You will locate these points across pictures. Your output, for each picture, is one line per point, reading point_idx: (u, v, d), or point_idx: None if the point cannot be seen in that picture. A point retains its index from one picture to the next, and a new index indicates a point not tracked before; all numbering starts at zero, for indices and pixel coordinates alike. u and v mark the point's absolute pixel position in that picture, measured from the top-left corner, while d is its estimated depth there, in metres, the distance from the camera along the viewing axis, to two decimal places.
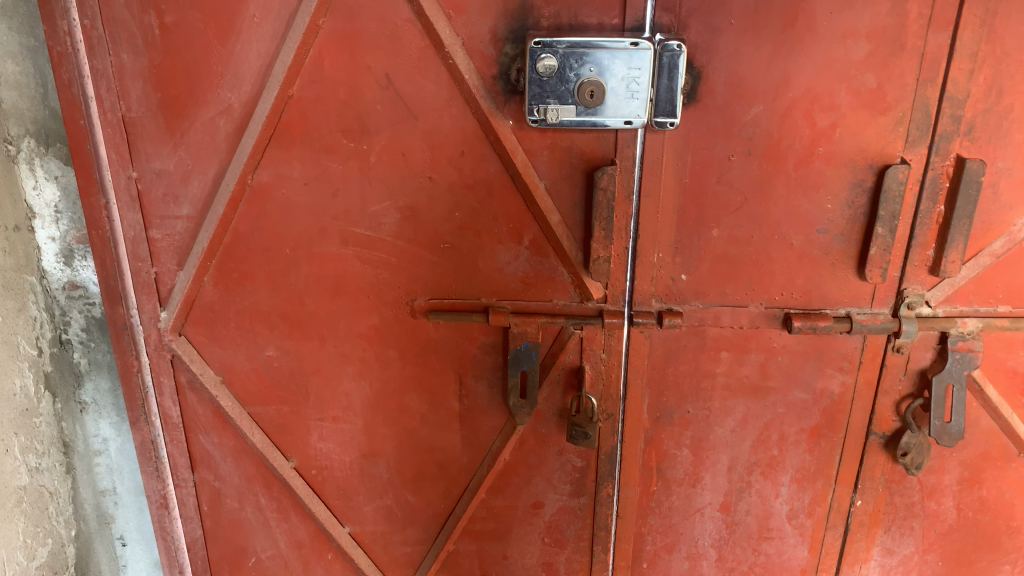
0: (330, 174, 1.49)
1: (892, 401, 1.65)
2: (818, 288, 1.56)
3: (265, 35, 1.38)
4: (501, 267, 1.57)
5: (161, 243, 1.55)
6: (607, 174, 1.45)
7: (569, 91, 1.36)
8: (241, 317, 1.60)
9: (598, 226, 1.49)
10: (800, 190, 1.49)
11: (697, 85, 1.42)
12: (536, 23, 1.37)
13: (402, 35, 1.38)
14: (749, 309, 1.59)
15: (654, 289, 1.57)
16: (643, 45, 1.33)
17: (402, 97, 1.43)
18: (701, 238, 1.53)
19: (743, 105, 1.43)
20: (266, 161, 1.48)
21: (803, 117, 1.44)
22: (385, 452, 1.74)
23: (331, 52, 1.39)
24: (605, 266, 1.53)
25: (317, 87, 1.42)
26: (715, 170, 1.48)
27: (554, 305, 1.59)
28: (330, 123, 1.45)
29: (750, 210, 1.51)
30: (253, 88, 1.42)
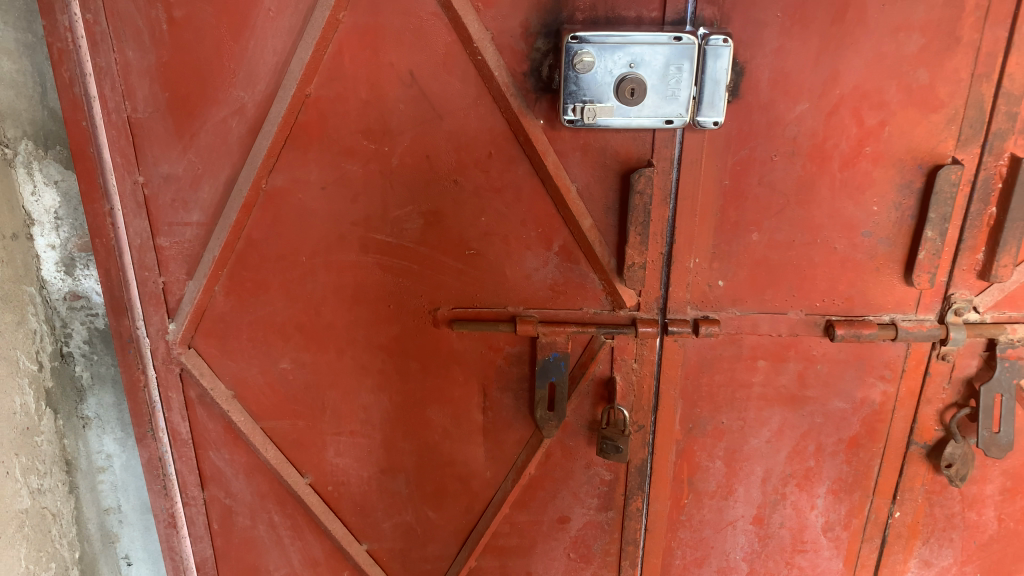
0: (350, 178, 1.41)
1: (935, 410, 1.59)
2: (861, 293, 1.50)
3: (281, 30, 1.30)
4: (529, 274, 1.49)
5: (168, 251, 1.45)
6: (645, 176, 1.36)
7: (607, 89, 1.28)
8: (254, 329, 1.52)
9: (634, 231, 1.40)
10: (845, 192, 1.42)
11: (739, 82, 1.34)
12: (570, 16, 1.29)
13: (428, 29, 1.30)
14: (789, 316, 1.52)
15: (689, 295, 1.50)
16: (686, 40, 1.24)
17: (427, 96, 1.35)
18: (740, 243, 1.46)
19: (788, 103, 1.35)
20: (282, 164, 1.39)
21: (851, 115, 1.36)
22: (405, 467, 1.66)
23: (352, 48, 1.31)
24: (639, 274, 1.44)
25: (336, 86, 1.34)
26: (756, 171, 1.40)
27: (584, 314, 1.52)
28: (350, 124, 1.37)
29: (792, 213, 1.44)
30: (268, 86, 1.34)
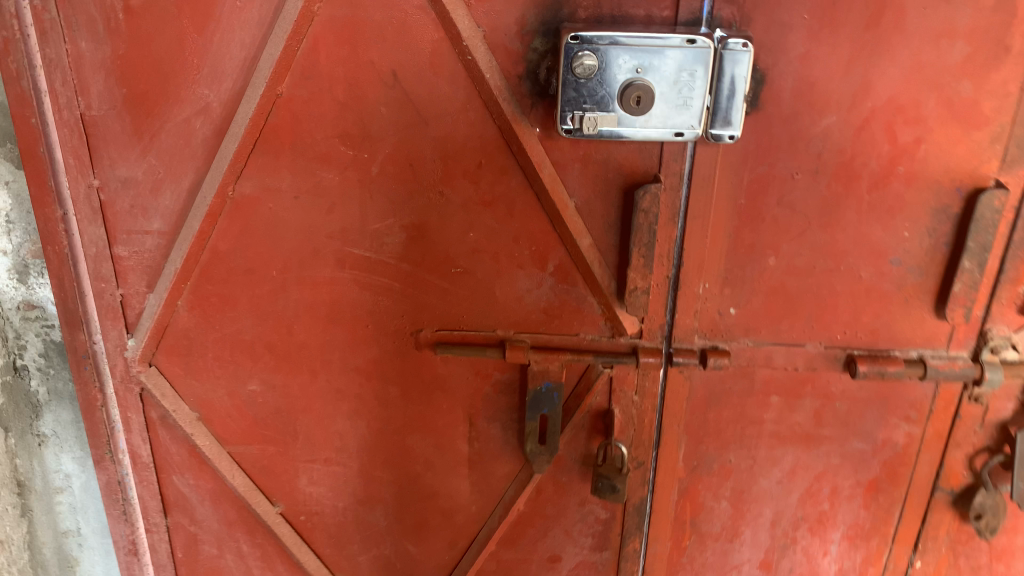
0: (325, 187, 1.28)
1: (964, 455, 1.45)
2: (888, 326, 1.35)
3: (249, 22, 1.17)
4: (521, 296, 1.36)
5: (127, 261, 1.33)
6: (651, 192, 1.23)
7: (610, 96, 1.13)
8: (220, 347, 1.39)
9: (637, 252, 1.27)
10: (873, 215, 1.28)
11: (760, 91, 1.20)
12: (572, 13, 1.15)
13: (412, 25, 1.17)
14: (806, 348, 1.38)
15: (698, 323, 1.37)
16: (701, 43, 1.10)
17: (411, 99, 1.21)
18: (755, 268, 1.33)
19: (813, 116, 1.21)
20: (250, 170, 1.26)
21: (883, 131, 1.22)
22: (384, 498, 1.53)
23: (328, 44, 1.18)
24: (643, 298, 1.31)
25: (310, 86, 1.21)
26: (775, 190, 1.27)
27: (580, 340, 1.38)
28: (326, 128, 1.24)
29: (813, 237, 1.30)
30: (235, 85, 1.21)
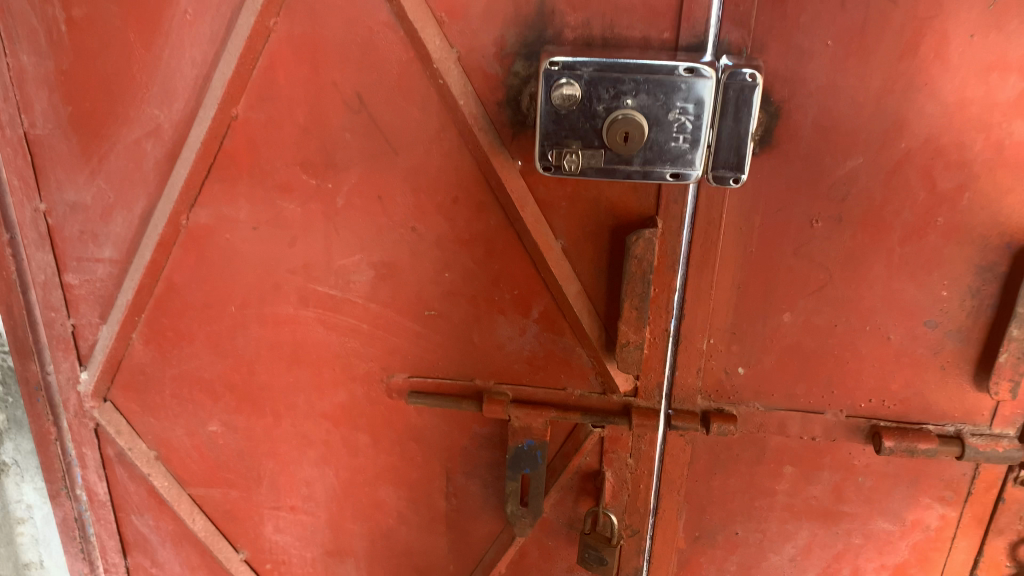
0: (286, 218, 1.16)
1: (1006, 543, 1.25)
2: (919, 396, 1.18)
3: (200, 38, 1.06)
4: (502, 343, 1.22)
5: (78, 290, 1.24)
6: (645, 238, 1.07)
7: (595, 130, 0.98)
8: (178, 384, 1.29)
9: (629, 304, 1.11)
10: (906, 270, 1.11)
11: (774, 126, 1.04)
12: (557, 34, 1.01)
13: (378, 43, 1.04)
14: (825, 416, 1.22)
15: (701, 383, 1.21)
16: (702, 72, 0.94)
17: (378, 125, 1.09)
18: (767, 324, 1.17)
19: (836, 156, 1.05)
20: (205, 198, 1.16)
21: (919, 176, 1.05)
22: (355, 551, 1.41)
23: (286, 63, 1.06)
24: (636, 354, 1.14)
25: (268, 108, 1.09)
26: (791, 238, 1.11)
27: (568, 395, 1.24)
28: (287, 154, 1.12)
29: (835, 292, 1.13)
30: (186, 105, 1.10)
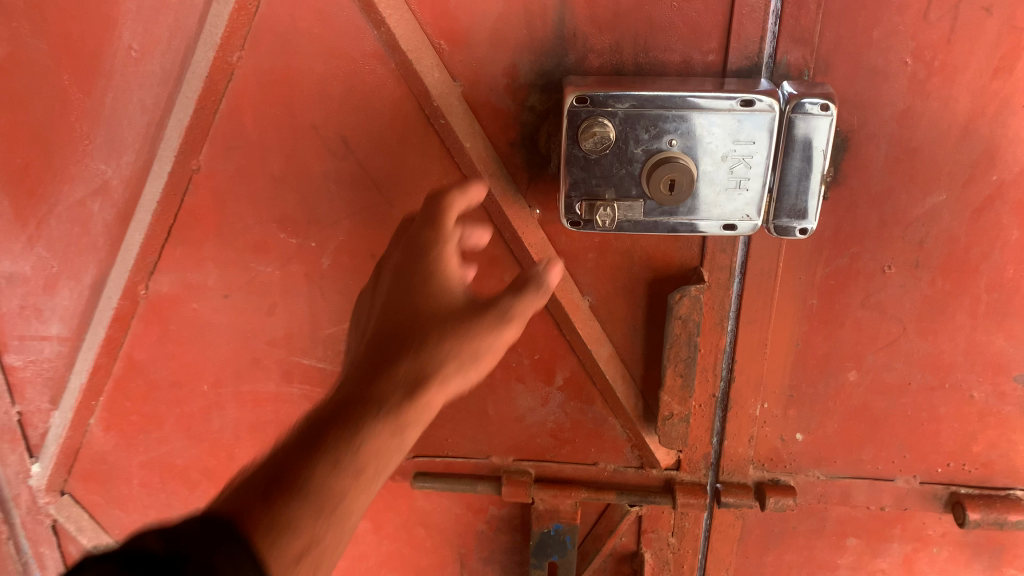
0: (263, 283, 0.99)
1: None
2: (1006, 458, 1.02)
3: (149, 78, 0.89)
4: (522, 416, 1.08)
5: (23, 372, 1.09)
6: (690, 296, 0.91)
7: (634, 177, 0.81)
8: (147, 472, 1.13)
9: (673, 371, 0.96)
10: (993, 320, 0.93)
11: (841, 159, 0.87)
12: (580, 60, 0.83)
13: (364, 78, 0.86)
14: (896, 484, 1.05)
15: (753, 452, 1.06)
16: (761, 105, 0.77)
17: (367, 173, 0.91)
18: (829, 384, 1.01)
19: (914, 192, 0.88)
20: (167, 264, 0.99)
21: (1013, 213, 0.87)
22: None
23: (253, 104, 0.89)
24: (680, 428, 0.99)
25: (237, 157, 0.92)
26: (859, 288, 0.94)
27: (599, 471, 1.10)
28: (259, 211, 0.95)
29: (909, 346, 0.97)
30: (138, 157, 0.94)
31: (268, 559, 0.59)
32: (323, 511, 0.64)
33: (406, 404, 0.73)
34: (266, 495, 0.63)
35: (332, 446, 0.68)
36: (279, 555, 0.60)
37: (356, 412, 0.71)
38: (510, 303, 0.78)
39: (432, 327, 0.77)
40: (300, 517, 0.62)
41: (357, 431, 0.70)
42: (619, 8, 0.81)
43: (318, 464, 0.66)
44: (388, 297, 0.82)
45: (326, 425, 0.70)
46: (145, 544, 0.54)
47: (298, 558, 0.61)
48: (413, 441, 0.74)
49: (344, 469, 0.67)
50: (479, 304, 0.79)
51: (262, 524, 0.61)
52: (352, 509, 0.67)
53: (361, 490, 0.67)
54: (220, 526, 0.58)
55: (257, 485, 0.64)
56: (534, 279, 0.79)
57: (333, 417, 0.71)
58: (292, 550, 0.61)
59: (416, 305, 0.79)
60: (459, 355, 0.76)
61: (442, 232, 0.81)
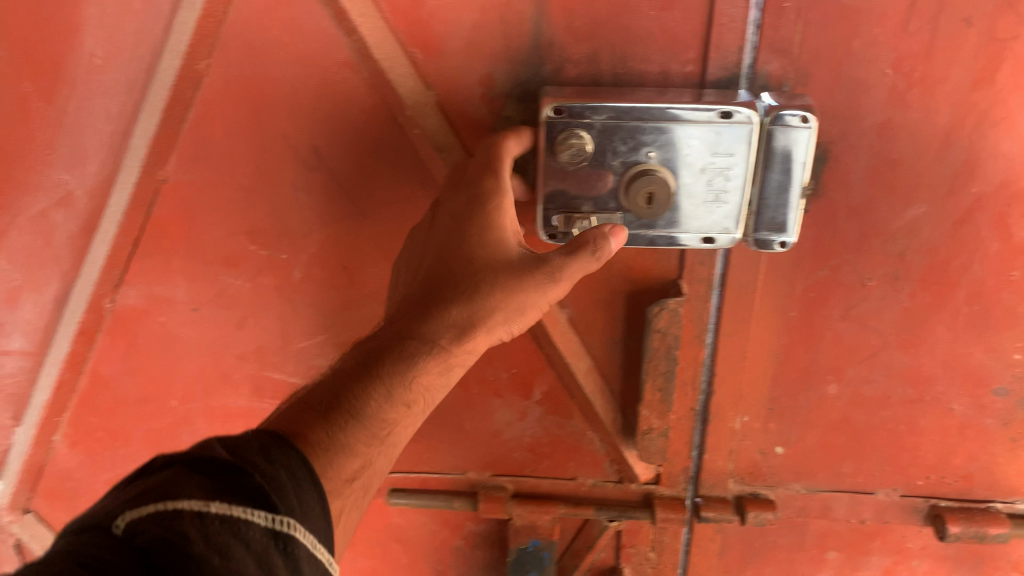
0: (232, 296, 0.98)
1: None
2: (986, 470, 1.01)
3: (113, 85, 0.86)
4: (499, 430, 1.07)
5: None
6: (669, 309, 0.90)
7: (612, 190, 0.80)
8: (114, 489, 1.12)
9: (651, 385, 0.94)
10: (974, 332, 0.93)
11: (820, 171, 0.86)
12: (557, 70, 0.82)
13: (335, 87, 0.84)
14: (877, 497, 1.05)
15: (733, 466, 1.05)
16: (739, 117, 0.75)
17: (339, 184, 0.90)
18: (809, 398, 0.99)
19: (894, 204, 0.87)
20: (133, 276, 0.98)
21: (992, 226, 0.86)
22: None
23: (222, 112, 0.87)
24: (659, 442, 0.98)
25: (204, 167, 0.90)
26: (839, 301, 0.93)
27: (578, 485, 1.09)
28: (227, 223, 0.94)
29: (889, 358, 0.96)
30: (102, 167, 0.91)
31: (327, 477, 0.63)
32: (374, 436, 0.69)
33: (455, 343, 0.76)
34: (323, 419, 0.67)
35: (384, 374, 0.72)
36: (335, 474, 0.64)
37: (408, 347, 0.74)
38: (562, 261, 0.74)
39: (484, 276, 0.76)
40: (356, 439, 0.67)
41: (409, 363, 0.73)
42: (596, 17, 0.79)
43: (371, 392, 0.70)
44: (441, 233, 0.81)
45: (379, 355, 0.73)
46: (214, 451, 0.58)
47: (351, 478, 0.66)
48: (458, 373, 0.78)
49: (394, 398, 0.71)
50: (531, 257, 0.77)
51: (319, 444, 0.65)
52: (399, 433, 0.71)
53: (408, 417, 0.72)
54: (284, 444, 0.61)
55: (314, 407, 0.68)
56: (590, 241, 0.74)
57: (385, 346, 0.75)
58: (347, 471, 0.65)
59: (467, 251, 0.77)
60: (506, 307, 0.76)
61: (498, 183, 0.77)
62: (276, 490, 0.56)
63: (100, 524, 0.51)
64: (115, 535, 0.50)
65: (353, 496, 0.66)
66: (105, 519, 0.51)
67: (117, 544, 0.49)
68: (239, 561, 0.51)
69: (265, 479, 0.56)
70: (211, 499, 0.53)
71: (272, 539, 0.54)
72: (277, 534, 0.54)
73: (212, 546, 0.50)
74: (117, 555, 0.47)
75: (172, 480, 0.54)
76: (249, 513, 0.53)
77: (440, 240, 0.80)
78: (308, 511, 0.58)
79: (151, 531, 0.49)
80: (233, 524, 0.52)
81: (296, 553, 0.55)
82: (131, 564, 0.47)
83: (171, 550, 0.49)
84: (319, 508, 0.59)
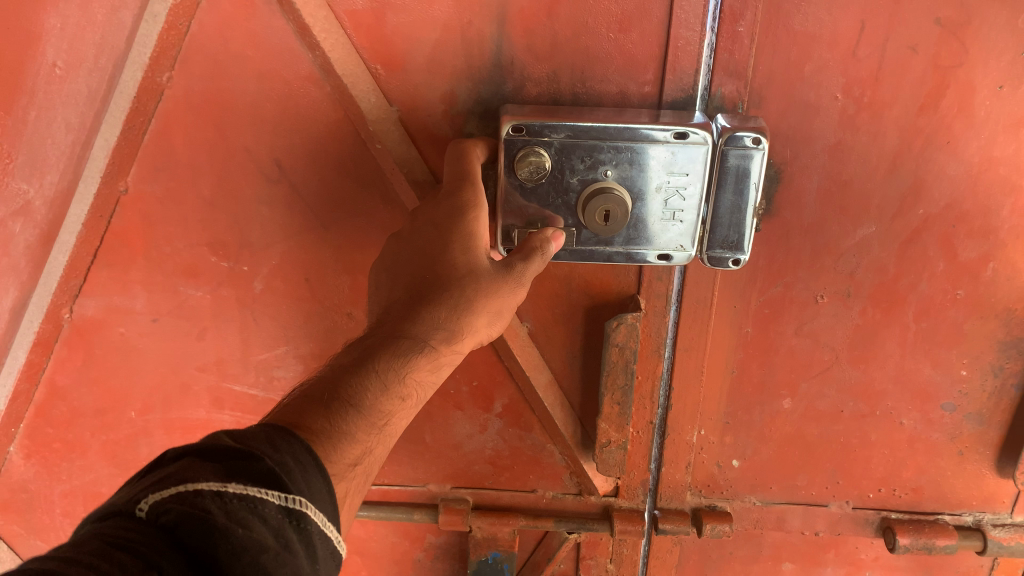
0: (193, 308, 0.99)
1: None
2: (934, 483, 1.04)
3: (74, 95, 0.86)
4: (460, 443, 1.08)
5: None
6: (627, 324, 0.92)
7: (570, 207, 0.81)
8: (69, 501, 1.12)
9: (610, 399, 0.96)
10: (922, 348, 0.95)
11: (774, 191, 0.88)
12: (518, 88, 0.83)
13: (299, 100, 0.85)
14: (830, 509, 1.07)
15: (690, 478, 1.07)
16: (694, 137, 0.77)
17: (301, 196, 0.91)
18: (764, 412, 1.01)
19: (845, 224, 0.89)
20: (92, 287, 0.98)
21: (938, 246, 0.89)
22: None
23: (184, 124, 0.87)
24: (617, 455, 0.99)
25: (166, 178, 0.91)
26: (793, 317, 0.95)
27: (538, 497, 1.10)
28: (190, 234, 0.94)
29: (841, 373, 0.98)
30: (61, 178, 0.89)
31: (332, 463, 0.62)
32: (372, 425, 0.67)
33: (443, 343, 0.74)
34: (323, 409, 0.65)
35: (380, 370, 0.69)
36: (338, 459, 0.63)
37: (399, 345, 0.72)
38: (524, 266, 0.76)
39: (467, 279, 0.75)
40: (355, 427, 0.65)
41: (401, 361, 0.71)
42: (556, 37, 0.80)
43: (368, 384, 0.68)
44: (415, 241, 0.78)
45: (370, 351, 0.71)
46: (222, 440, 0.57)
47: (352, 464, 0.64)
48: (447, 372, 0.76)
49: (390, 391, 0.69)
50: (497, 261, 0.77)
51: (321, 431, 0.63)
52: (395, 424, 0.70)
53: (403, 410, 0.70)
54: (286, 433, 0.60)
55: (314, 398, 0.66)
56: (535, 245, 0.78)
57: (376, 342, 0.72)
58: (349, 457, 0.64)
59: (445, 257, 0.75)
60: (489, 309, 0.76)
61: (475, 194, 0.76)
62: (286, 472, 0.56)
63: (123, 509, 0.51)
64: (140, 517, 0.50)
65: (356, 481, 0.65)
66: (127, 504, 0.51)
67: (142, 526, 0.49)
68: (261, 534, 0.52)
69: (276, 463, 0.56)
70: (227, 480, 0.53)
71: (286, 516, 0.54)
72: (291, 512, 0.55)
73: (234, 520, 0.51)
74: (146, 535, 0.48)
75: (187, 465, 0.54)
76: (264, 493, 0.53)
77: (417, 246, 0.78)
78: (315, 494, 0.58)
79: (175, 509, 0.49)
80: (250, 501, 0.52)
81: (309, 529, 0.56)
82: (158, 541, 0.47)
83: (197, 525, 0.49)
84: (324, 492, 0.59)
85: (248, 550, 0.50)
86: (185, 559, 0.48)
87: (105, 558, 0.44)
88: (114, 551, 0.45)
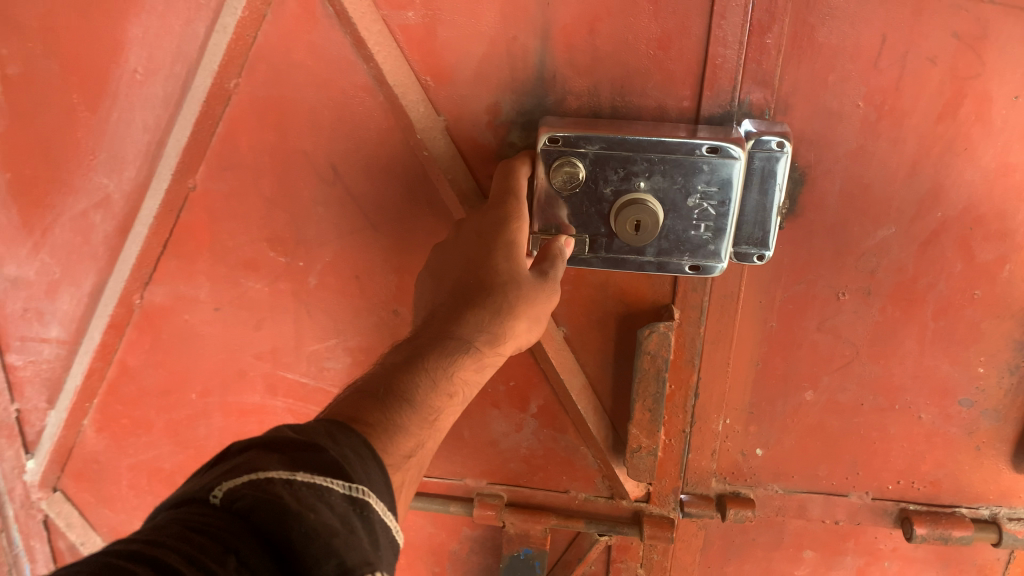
0: (252, 298, 1.07)
1: None
2: (952, 477, 1.08)
3: (151, 100, 0.95)
4: (497, 440, 1.16)
5: (23, 373, 1.16)
6: (659, 332, 0.97)
7: (603, 215, 0.88)
8: (135, 474, 1.23)
9: (641, 406, 1.02)
10: (940, 345, 0.99)
11: (798, 193, 0.93)
12: (559, 100, 0.89)
13: (354, 107, 0.92)
14: (850, 499, 1.12)
15: (715, 465, 1.12)
16: (728, 154, 0.82)
17: (353, 198, 0.98)
18: (787, 403, 1.06)
19: (866, 225, 0.94)
20: (161, 276, 1.06)
21: (956, 247, 0.93)
22: None
23: (247, 126, 0.95)
24: (647, 461, 1.05)
25: (231, 177, 0.99)
26: (816, 313, 1.00)
27: (571, 498, 1.17)
28: (252, 230, 1.02)
29: (862, 368, 1.03)
30: (138, 174, 1.00)
31: (389, 452, 0.69)
32: (423, 419, 0.74)
33: (487, 346, 0.80)
34: (379, 403, 0.72)
35: (429, 369, 0.76)
36: (395, 450, 0.69)
37: (447, 346, 0.78)
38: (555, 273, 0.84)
39: (509, 286, 0.81)
40: (409, 421, 0.72)
41: (448, 360, 0.78)
42: (596, 51, 0.86)
43: (420, 383, 0.75)
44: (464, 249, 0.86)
45: (421, 352, 0.78)
46: (285, 433, 0.64)
47: (407, 454, 0.71)
48: (490, 370, 0.83)
49: (439, 387, 0.76)
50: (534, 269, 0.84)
51: (378, 424, 0.70)
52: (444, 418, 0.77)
53: (451, 406, 0.77)
54: (346, 429, 0.67)
55: (372, 394, 0.73)
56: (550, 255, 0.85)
57: (425, 344, 0.79)
58: (404, 448, 0.71)
59: (490, 266, 0.82)
60: (529, 314, 0.82)
61: (519, 206, 0.84)
62: (347, 463, 0.63)
63: (199, 498, 0.58)
64: (214, 503, 0.57)
65: (410, 471, 0.72)
66: (202, 493, 0.59)
67: (222, 513, 0.56)
68: (329, 518, 0.56)
69: (338, 454, 0.63)
70: (294, 469, 0.60)
71: (350, 504, 0.60)
72: (353, 500, 0.60)
73: (304, 505, 0.56)
74: (224, 520, 0.54)
75: (254, 457, 0.61)
76: (328, 481, 0.60)
77: (464, 255, 0.85)
78: (376, 485, 0.64)
79: (248, 495, 0.56)
80: (317, 489, 0.58)
81: (371, 517, 0.61)
82: (235, 526, 0.54)
83: (267, 511, 0.55)
84: (383, 482, 0.65)
85: (320, 533, 0.55)
86: (257, 538, 0.54)
87: (185, 539, 0.52)
88: (193, 533, 0.52)
